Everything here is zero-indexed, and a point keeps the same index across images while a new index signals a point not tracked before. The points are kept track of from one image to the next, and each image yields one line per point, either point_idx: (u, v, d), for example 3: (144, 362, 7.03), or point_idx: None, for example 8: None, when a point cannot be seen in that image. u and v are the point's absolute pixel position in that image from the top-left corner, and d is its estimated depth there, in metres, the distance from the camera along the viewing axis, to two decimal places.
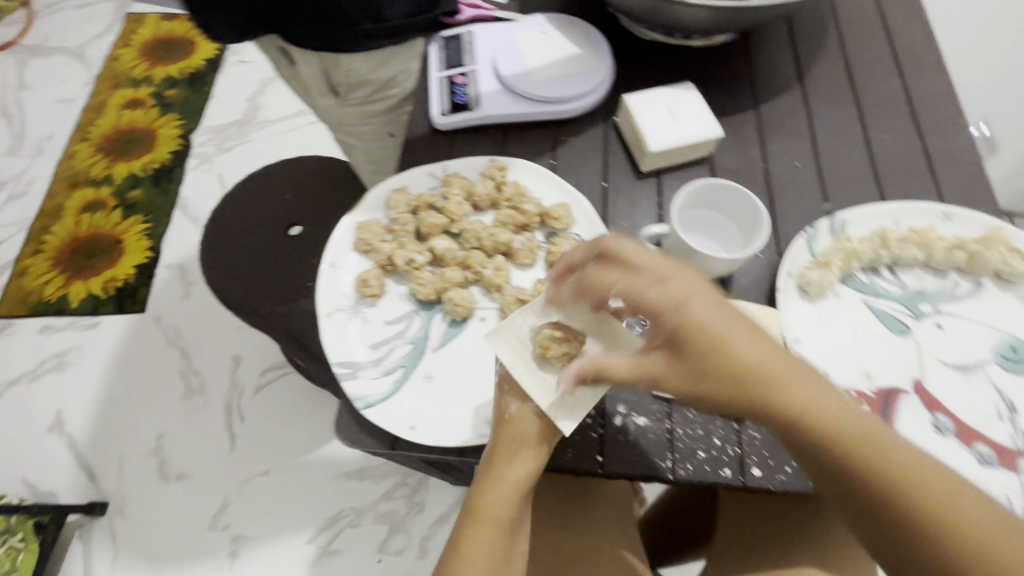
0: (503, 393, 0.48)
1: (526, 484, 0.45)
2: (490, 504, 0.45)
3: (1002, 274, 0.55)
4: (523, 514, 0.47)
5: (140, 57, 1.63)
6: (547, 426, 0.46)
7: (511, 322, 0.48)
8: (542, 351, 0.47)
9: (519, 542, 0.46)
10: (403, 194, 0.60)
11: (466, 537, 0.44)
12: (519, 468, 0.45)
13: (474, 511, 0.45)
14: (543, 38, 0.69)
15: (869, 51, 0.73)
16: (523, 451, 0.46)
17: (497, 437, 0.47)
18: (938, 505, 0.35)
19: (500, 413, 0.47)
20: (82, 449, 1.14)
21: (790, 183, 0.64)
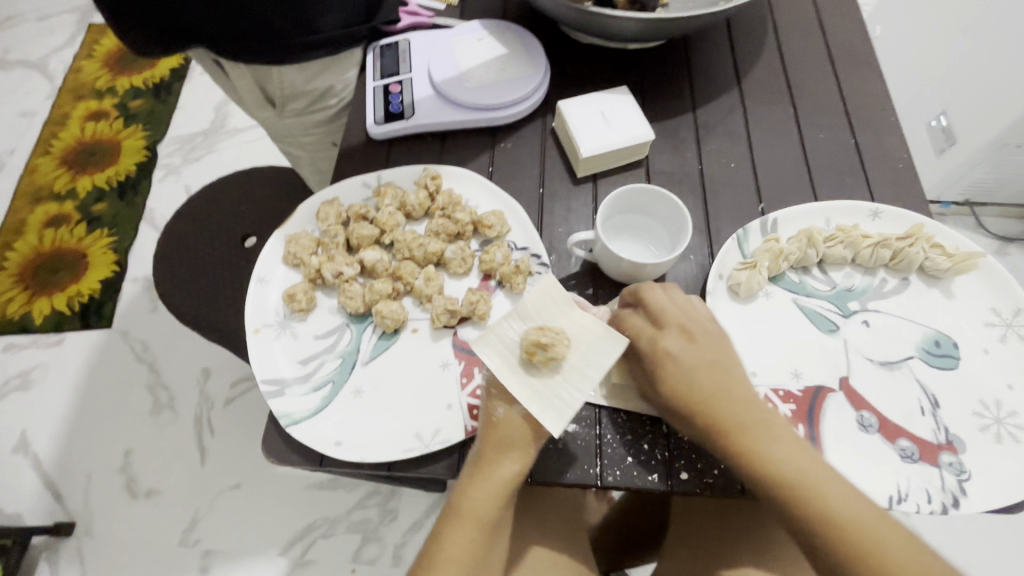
0: (492, 395, 0.48)
1: (510, 487, 0.47)
2: (472, 504, 0.46)
3: (927, 270, 0.56)
4: (505, 513, 0.48)
5: (103, 67, 1.61)
6: (532, 430, 0.47)
7: (498, 327, 0.47)
8: (526, 356, 0.45)
9: (497, 538, 0.48)
10: (333, 205, 0.60)
11: (447, 535, 0.46)
12: (503, 471, 0.46)
13: (457, 509, 0.47)
14: (479, 45, 0.69)
15: (809, 47, 0.73)
16: (508, 455, 0.47)
17: (483, 439, 0.47)
18: (832, 493, 0.42)
19: (488, 415, 0.48)
20: (48, 469, 1.11)
21: (727, 184, 0.64)
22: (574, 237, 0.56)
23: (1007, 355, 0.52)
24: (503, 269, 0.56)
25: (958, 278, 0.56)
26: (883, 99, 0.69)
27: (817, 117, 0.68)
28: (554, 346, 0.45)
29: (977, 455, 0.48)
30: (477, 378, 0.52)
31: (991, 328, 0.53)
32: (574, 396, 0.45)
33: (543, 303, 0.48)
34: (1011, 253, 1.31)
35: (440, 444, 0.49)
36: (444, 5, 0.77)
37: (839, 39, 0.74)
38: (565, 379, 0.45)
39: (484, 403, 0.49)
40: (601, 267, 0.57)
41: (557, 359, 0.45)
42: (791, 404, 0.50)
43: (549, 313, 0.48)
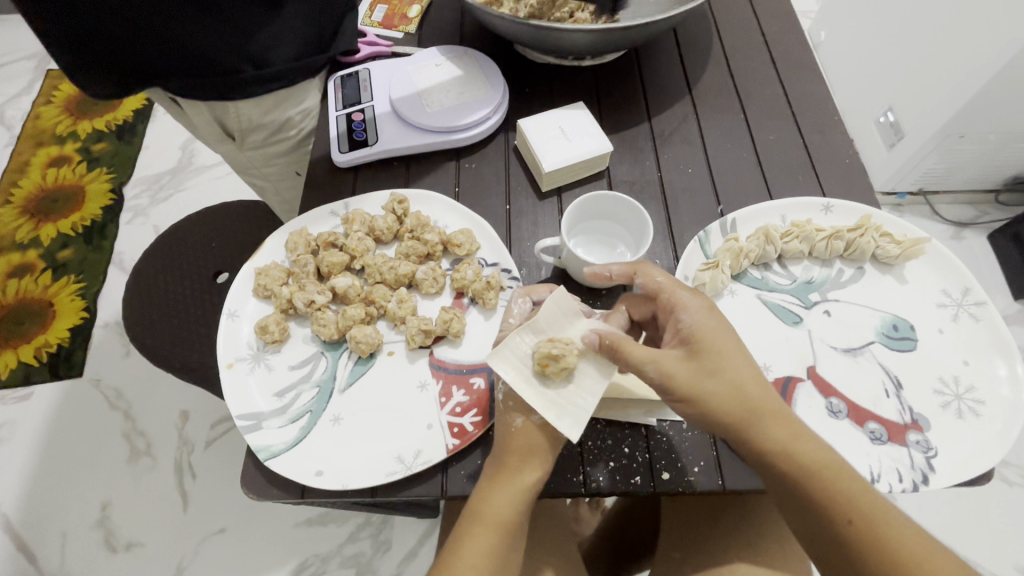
0: (510, 408, 0.49)
1: (531, 491, 0.47)
2: (493, 508, 0.46)
3: (879, 259, 0.59)
4: (524, 522, 0.48)
5: (63, 113, 1.59)
6: (554, 433, 0.48)
7: (510, 342, 0.49)
8: (541, 368, 0.48)
9: (516, 548, 0.47)
10: (302, 234, 0.60)
11: (468, 538, 0.46)
12: (526, 473, 0.47)
13: (477, 516, 0.46)
14: (437, 71, 0.71)
15: (753, 54, 0.77)
16: (530, 459, 0.47)
17: (505, 446, 0.48)
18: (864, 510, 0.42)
19: (506, 425, 0.49)
20: (20, 530, 1.06)
21: (685, 190, 0.66)
22: (541, 245, 0.58)
23: (960, 333, 0.55)
24: (474, 285, 0.57)
25: (908, 264, 0.59)
26: (826, 100, 0.72)
27: (767, 120, 0.71)
28: (565, 357, 0.47)
29: (940, 431, 0.50)
30: (455, 396, 0.52)
31: (943, 309, 0.56)
32: (587, 399, 0.47)
33: (554, 314, 0.50)
34: (966, 237, 1.37)
35: (422, 465, 0.49)
36: (401, 34, 0.78)
37: (780, 46, 0.77)
38: (576, 385, 0.48)
39: (500, 415, 0.50)
40: (570, 274, 0.59)
41: (568, 369, 0.48)
42: None
43: (560, 325, 0.50)
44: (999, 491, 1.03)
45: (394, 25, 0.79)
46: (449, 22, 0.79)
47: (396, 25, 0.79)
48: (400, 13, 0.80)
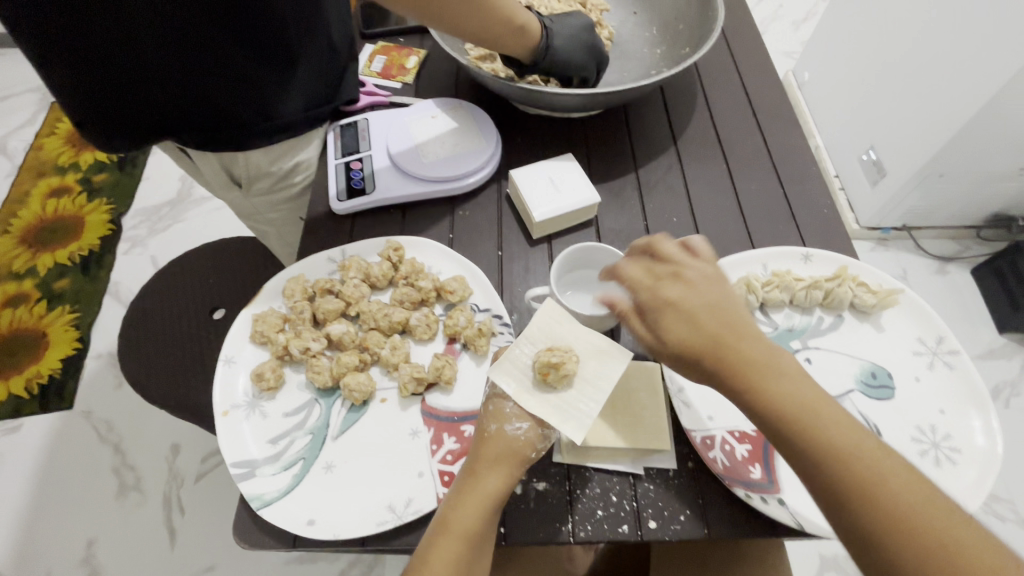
0: (488, 414, 0.51)
1: (496, 501, 0.47)
2: (458, 518, 0.45)
3: (857, 307, 0.61)
4: (490, 536, 0.47)
5: (66, 145, 1.62)
6: (524, 441, 0.49)
7: (511, 353, 0.52)
8: (541, 376, 0.50)
9: (481, 562, 0.46)
10: (299, 280, 0.62)
11: (432, 548, 0.45)
12: (490, 481, 0.47)
13: (442, 525, 0.46)
14: (433, 122, 0.74)
15: (735, 106, 0.81)
16: (497, 468, 0.48)
17: (475, 456, 0.49)
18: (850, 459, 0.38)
19: (480, 434, 0.50)
20: (2, 568, 1.04)
21: (671, 237, 0.68)
22: (532, 293, 0.59)
23: (936, 381, 0.56)
24: (467, 332, 0.59)
25: (885, 312, 0.61)
26: (805, 150, 0.76)
27: (749, 169, 0.74)
28: (564, 364, 0.49)
29: None
30: (446, 443, 0.53)
31: (920, 357, 0.58)
32: (592, 405, 0.49)
33: (551, 326, 0.53)
34: (951, 272, 1.40)
35: (413, 514, 0.50)
36: (399, 84, 0.82)
37: (760, 99, 0.81)
38: (580, 391, 0.50)
39: (478, 423, 0.51)
40: None
41: (569, 376, 0.50)
42: (747, 444, 0.53)
43: (557, 337, 0.53)
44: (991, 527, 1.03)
45: (393, 75, 0.83)
46: (446, 74, 0.83)
47: (395, 75, 0.83)
48: (399, 64, 0.84)
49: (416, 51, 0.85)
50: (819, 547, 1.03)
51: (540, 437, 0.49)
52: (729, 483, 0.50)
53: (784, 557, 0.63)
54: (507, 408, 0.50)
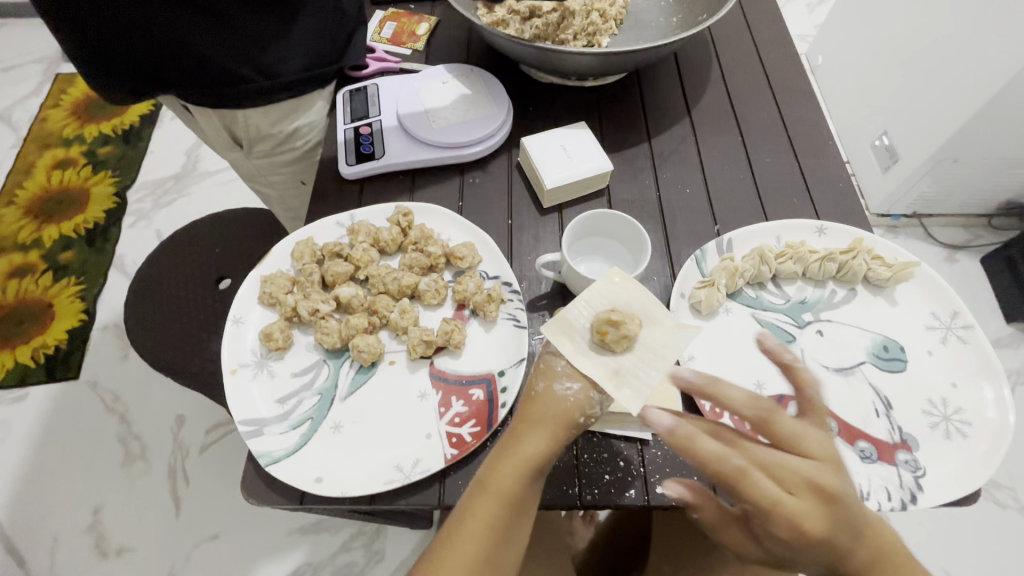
0: (539, 371, 0.49)
1: (538, 464, 0.45)
2: (497, 478, 0.45)
3: (871, 280, 0.60)
4: (531, 501, 0.46)
5: (71, 116, 1.61)
6: (574, 403, 0.46)
7: (567, 312, 0.48)
8: (598, 337, 0.46)
9: (520, 526, 0.46)
10: (308, 243, 0.62)
11: (472, 508, 0.45)
12: (533, 444, 0.46)
13: (480, 483, 0.45)
14: (444, 88, 0.73)
15: (751, 80, 0.79)
16: (539, 431, 0.46)
17: (521, 416, 0.48)
18: None
19: (529, 393, 0.48)
20: (10, 533, 1.06)
21: (683, 209, 0.67)
22: (542, 259, 0.59)
23: (950, 356, 0.56)
24: (476, 297, 0.58)
25: (899, 286, 0.60)
26: (821, 125, 0.74)
27: (764, 144, 0.73)
28: (625, 324, 0.46)
29: (929, 450, 0.51)
30: (454, 406, 0.53)
31: (933, 331, 0.58)
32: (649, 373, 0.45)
33: (612, 289, 0.49)
34: (960, 260, 1.39)
35: (420, 474, 0.50)
36: (409, 51, 0.80)
37: (777, 72, 0.80)
38: (638, 359, 0.46)
39: (526, 383, 0.50)
40: (569, 288, 0.60)
41: (630, 339, 0.46)
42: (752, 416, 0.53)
43: (617, 296, 0.49)
44: (991, 512, 1.04)
45: (403, 42, 0.81)
46: (456, 41, 0.82)
47: (405, 42, 0.81)
48: (409, 31, 0.82)
49: (426, 17, 0.83)
50: None
51: (592, 400, 0.46)
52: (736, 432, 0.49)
53: None
54: (558, 367, 0.48)
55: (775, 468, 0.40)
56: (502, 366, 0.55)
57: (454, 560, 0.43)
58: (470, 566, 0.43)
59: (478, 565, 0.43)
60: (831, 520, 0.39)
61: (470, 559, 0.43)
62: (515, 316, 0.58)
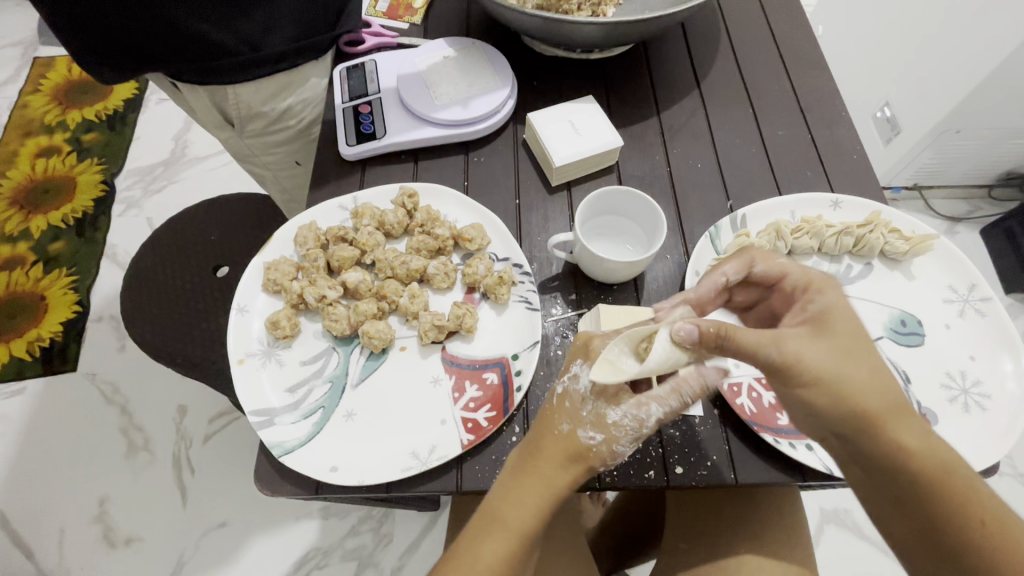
0: (559, 409, 0.46)
1: (552, 501, 0.45)
2: (512, 517, 0.44)
3: (888, 255, 0.59)
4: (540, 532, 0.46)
5: (52, 102, 1.55)
6: (594, 451, 0.45)
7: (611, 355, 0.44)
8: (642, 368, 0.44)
9: (528, 558, 0.46)
10: (311, 227, 0.60)
11: (484, 542, 0.44)
12: (552, 482, 0.45)
13: (494, 517, 0.44)
14: (444, 62, 0.70)
15: (759, 49, 0.76)
16: (557, 469, 0.45)
17: (536, 454, 0.45)
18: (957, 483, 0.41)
19: (548, 427, 0.46)
20: (16, 526, 1.05)
21: (694, 185, 0.66)
22: (555, 239, 0.57)
23: (967, 329, 0.55)
24: (486, 280, 0.57)
25: (916, 260, 0.59)
26: (833, 95, 0.72)
27: (775, 116, 0.71)
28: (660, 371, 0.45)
29: (946, 424, 0.51)
30: (468, 391, 0.52)
31: (950, 304, 0.57)
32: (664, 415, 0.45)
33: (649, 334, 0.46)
34: (959, 232, 1.39)
35: (437, 461, 0.49)
36: (407, 24, 0.77)
37: (786, 41, 0.77)
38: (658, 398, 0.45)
39: (545, 414, 0.47)
40: (581, 268, 0.59)
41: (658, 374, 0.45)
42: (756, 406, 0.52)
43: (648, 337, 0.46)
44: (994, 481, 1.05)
45: (400, 15, 0.78)
46: (455, 13, 0.78)
47: (402, 16, 0.78)
48: (406, 4, 0.79)
49: None
50: (820, 501, 1.05)
51: (613, 452, 0.45)
52: (756, 427, 0.49)
53: (799, 502, 0.64)
54: (583, 413, 0.45)
55: (842, 316, 0.42)
56: (516, 350, 0.54)
57: None
58: None
59: None
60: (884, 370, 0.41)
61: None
62: (527, 298, 0.57)
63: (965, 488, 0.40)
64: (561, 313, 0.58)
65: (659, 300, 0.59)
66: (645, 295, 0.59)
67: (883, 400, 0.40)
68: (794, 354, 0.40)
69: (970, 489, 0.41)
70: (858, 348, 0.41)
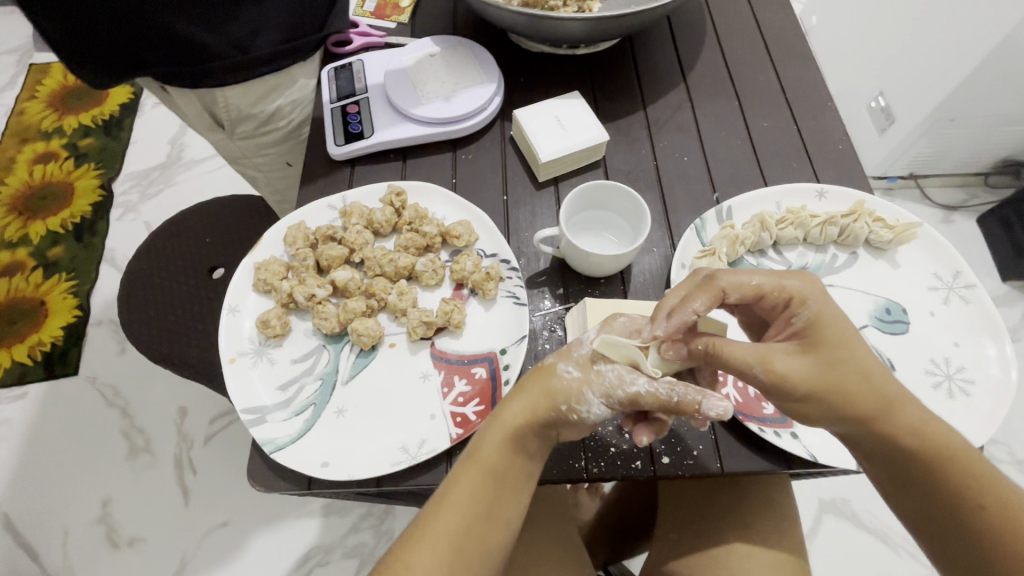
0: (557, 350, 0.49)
1: (519, 432, 0.45)
2: (483, 447, 0.45)
3: (873, 243, 0.60)
4: (514, 476, 0.45)
5: (48, 108, 1.56)
6: (568, 386, 0.45)
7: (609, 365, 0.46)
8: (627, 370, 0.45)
9: (500, 504, 0.44)
10: (300, 227, 0.60)
11: (458, 476, 0.44)
12: (518, 415, 0.45)
13: (468, 451, 0.46)
14: (431, 61, 0.70)
15: (745, 42, 0.77)
16: (527, 400, 0.46)
17: (514, 393, 0.47)
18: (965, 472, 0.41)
19: (537, 367, 0.48)
20: (21, 529, 1.06)
21: (680, 178, 0.66)
22: (540, 235, 0.58)
23: (952, 316, 0.56)
24: (474, 276, 0.57)
25: (901, 248, 0.60)
26: (820, 86, 0.73)
27: (761, 108, 0.71)
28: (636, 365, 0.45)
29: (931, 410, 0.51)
30: (457, 386, 0.53)
31: (935, 292, 0.57)
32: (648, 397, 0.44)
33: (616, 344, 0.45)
34: (955, 221, 1.39)
35: (427, 454, 0.49)
36: (394, 24, 0.78)
37: (773, 33, 0.77)
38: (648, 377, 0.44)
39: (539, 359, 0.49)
40: (568, 263, 0.59)
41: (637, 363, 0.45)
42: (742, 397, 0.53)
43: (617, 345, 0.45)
44: None
45: (387, 15, 0.79)
46: (441, 12, 0.79)
47: (389, 15, 0.78)
48: (393, 3, 0.80)
49: None
50: (817, 491, 1.06)
51: (582, 396, 0.45)
52: (741, 415, 0.50)
53: (789, 490, 0.64)
54: (575, 352, 0.47)
55: (826, 326, 0.43)
56: (504, 344, 0.55)
57: (435, 526, 0.42)
58: (451, 538, 0.42)
59: (457, 539, 0.42)
60: (871, 372, 0.41)
61: (453, 524, 0.42)
62: (515, 293, 0.57)
63: (967, 478, 0.40)
64: (549, 307, 0.59)
65: (645, 293, 0.59)
66: (632, 288, 0.60)
67: (869, 404, 0.41)
68: (779, 373, 0.42)
69: (971, 477, 0.40)
70: (841, 360, 0.41)
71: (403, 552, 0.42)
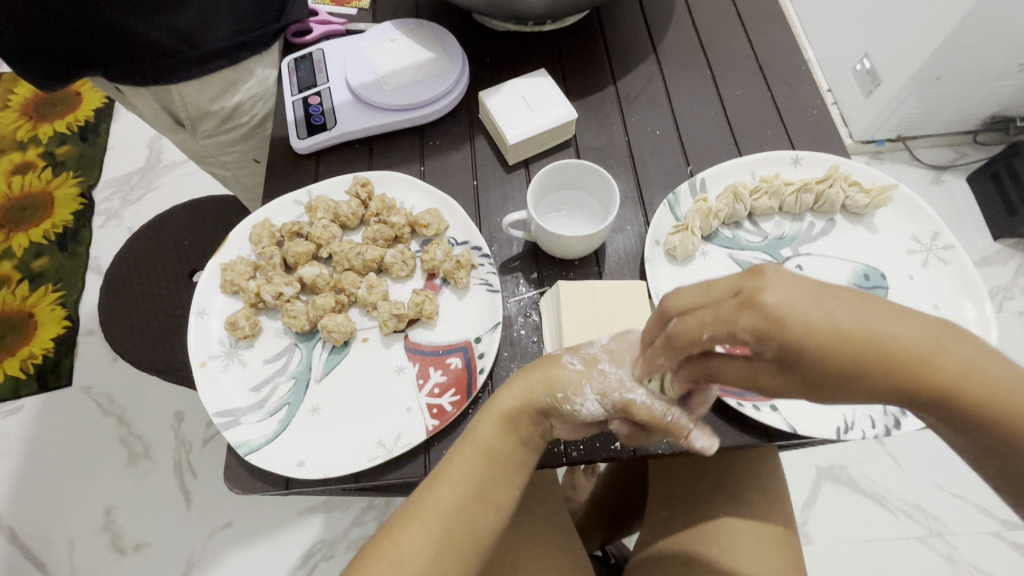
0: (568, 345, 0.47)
1: (518, 416, 0.44)
2: (479, 430, 0.44)
3: (850, 209, 0.58)
4: (513, 460, 0.44)
5: (22, 117, 1.53)
6: (567, 373, 0.44)
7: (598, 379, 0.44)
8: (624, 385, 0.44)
9: (495, 489, 0.43)
10: (265, 225, 0.59)
11: (454, 455, 0.44)
12: (513, 401, 0.44)
13: (467, 433, 0.45)
14: (392, 46, 0.68)
15: (717, 8, 0.74)
16: (524, 383, 0.44)
17: (517, 375, 0.46)
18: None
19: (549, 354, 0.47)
20: (26, 540, 1.07)
21: (653, 153, 0.65)
22: (509, 220, 0.56)
23: (930, 278, 0.55)
24: (444, 266, 0.56)
25: (878, 212, 0.58)
26: (794, 50, 0.71)
27: (735, 76, 0.69)
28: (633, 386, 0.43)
29: None
30: (432, 377, 0.52)
31: (914, 255, 0.56)
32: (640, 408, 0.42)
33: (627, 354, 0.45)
34: (946, 181, 1.37)
35: (403, 448, 0.49)
36: (355, 10, 0.75)
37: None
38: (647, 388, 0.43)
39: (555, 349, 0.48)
40: (541, 247, 0.58)
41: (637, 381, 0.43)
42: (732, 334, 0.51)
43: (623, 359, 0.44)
44: None
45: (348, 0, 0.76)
46: None
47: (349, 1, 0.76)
48: None
49: None
50: (815, 459, 1.06)
51: (579, 389, 0.43)
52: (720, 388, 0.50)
53: (778, 462, 0.64)
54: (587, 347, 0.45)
55: (802, 342, 0.32)
56: (478, 333, 0.54)
57: (426, 506, 0.42)
58: (442, 516, 0.41)
59: (448, 519, 0.42)
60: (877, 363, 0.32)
61: (445, 504, 0.42)
62: (487, 280, 0.56)
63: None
64: (524, 292, 0.58)
65: (620, 272, 0.58)
66: (607, 268, 0.59)
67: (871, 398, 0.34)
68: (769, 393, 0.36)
69: None
70: (832, 372, 0.33)
71: (393, 531, 0.41)
